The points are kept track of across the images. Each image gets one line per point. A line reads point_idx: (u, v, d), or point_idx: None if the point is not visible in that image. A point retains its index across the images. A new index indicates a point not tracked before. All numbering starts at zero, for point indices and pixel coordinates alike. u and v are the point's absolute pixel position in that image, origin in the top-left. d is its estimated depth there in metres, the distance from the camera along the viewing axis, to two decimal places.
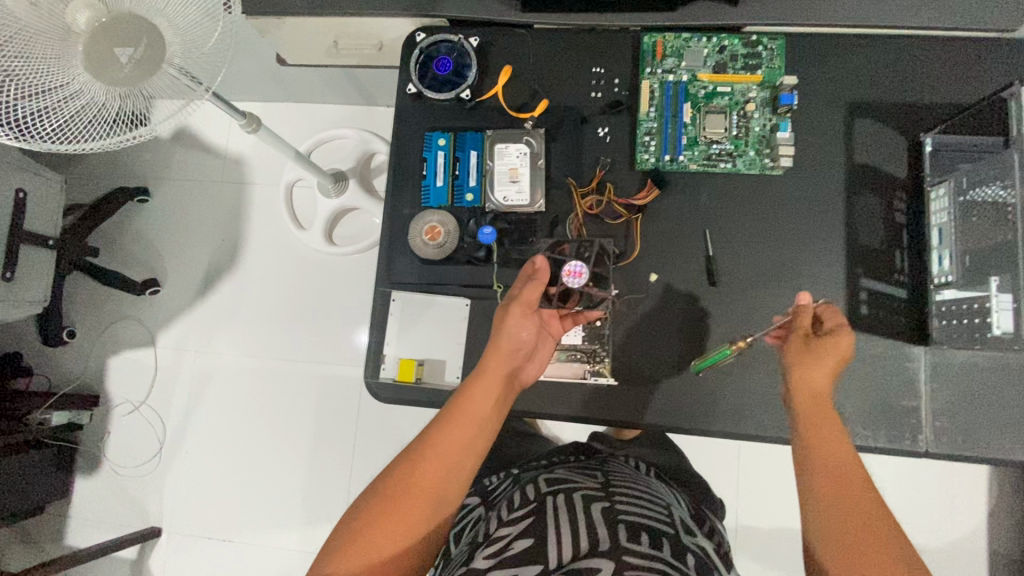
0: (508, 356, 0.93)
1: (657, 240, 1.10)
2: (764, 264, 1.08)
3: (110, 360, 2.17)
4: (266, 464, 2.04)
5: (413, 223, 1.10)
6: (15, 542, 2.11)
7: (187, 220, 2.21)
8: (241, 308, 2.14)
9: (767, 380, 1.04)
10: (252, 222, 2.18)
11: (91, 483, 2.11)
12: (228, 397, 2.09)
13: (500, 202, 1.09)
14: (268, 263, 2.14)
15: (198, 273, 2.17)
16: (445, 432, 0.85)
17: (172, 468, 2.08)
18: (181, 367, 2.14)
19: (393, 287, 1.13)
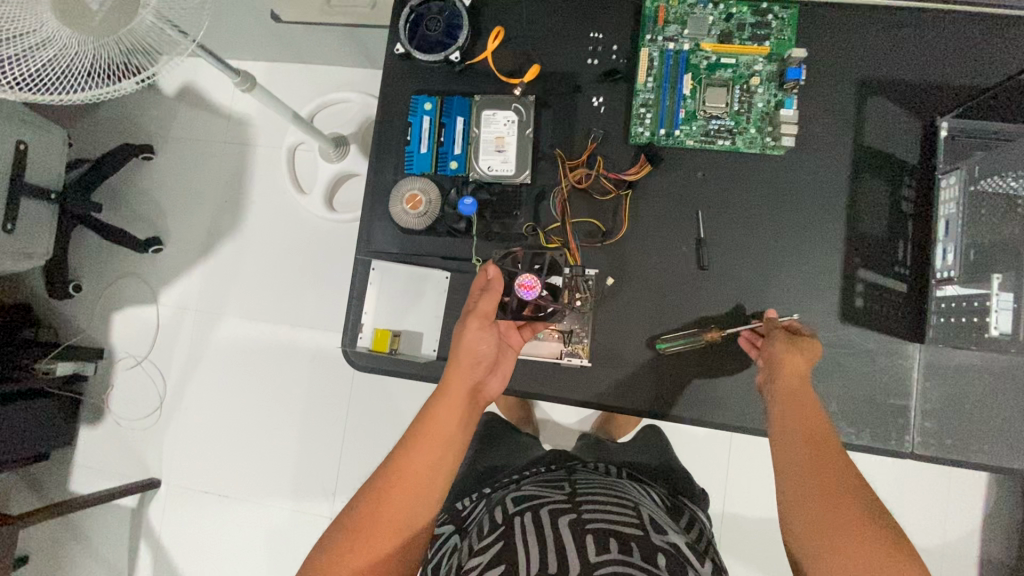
0: (470, 368, 0.91)
1: (647, 219, 1.05)
2: (758, 249, 1.03)
3: (113, 315, 2.21)
4: (261, 426, 2.07)
5: (395, 189, 1.07)
6: (22, 485, 2.19)
7: (189, 180, 2.20)
8: (241, 272, 2.14)
9: (750, 370, 1.01)
10: (253, 185, 2.16)
11: (93, 433, 2.17)
12: (225, 359, 2.12)
13: (484, 170, 1.04)
14: (267, 228, 2.14)
15: (199, 233, 2.18)
16: (409, 456, 0.83)
17: (171, 424, 2.14)
18: (181, 327, 2.17)
19: (373, 255, 1.10)
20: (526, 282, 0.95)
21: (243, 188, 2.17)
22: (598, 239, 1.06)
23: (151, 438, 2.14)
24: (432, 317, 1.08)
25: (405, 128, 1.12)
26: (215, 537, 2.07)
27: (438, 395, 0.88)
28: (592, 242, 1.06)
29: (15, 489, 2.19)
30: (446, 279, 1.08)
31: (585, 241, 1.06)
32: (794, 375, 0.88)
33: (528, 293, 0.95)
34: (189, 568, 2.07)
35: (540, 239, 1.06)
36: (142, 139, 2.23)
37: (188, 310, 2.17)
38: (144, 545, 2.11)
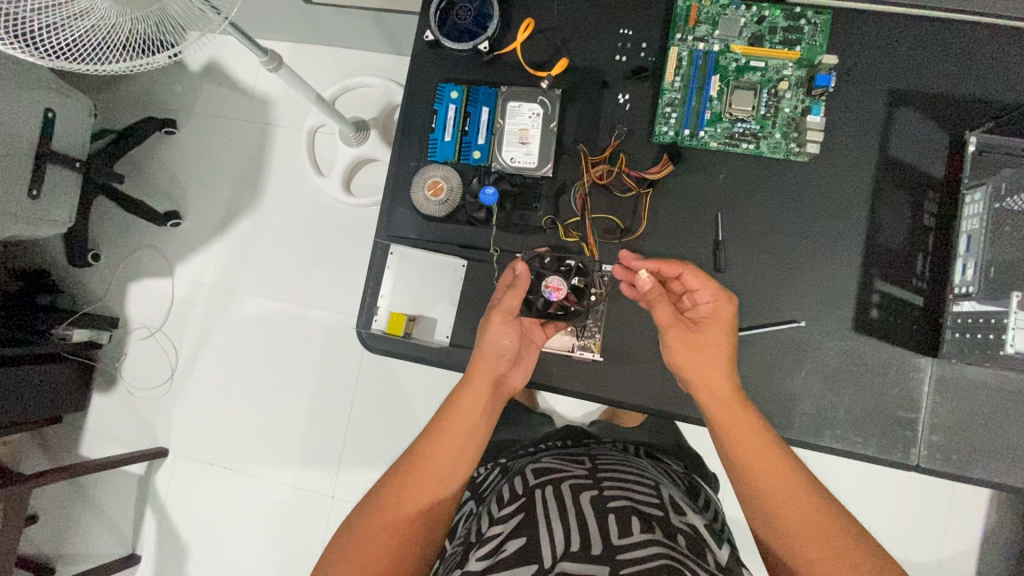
0: (494, 361, 0.93)
1: (666, 218, 1.05)
2: (776, 255, 1.03)
3: (130, 285, 2.25)
4: (269, 403, 2.10)
5: (417, 175, 1.08)
6: (34, 446, 2.25)
7: (211, 155, 2.23)
8: (258, 249, 2.17)
9: (760, 374, 1.01)
10: (273, 164, 2.18)
11: (107, 399, 2.22)
12: (238, 335, 2.15)
13: (506, 161, 1.04)
14: (286, 207, 2.16)
15: (218, 209, 2.21)
16: (432, 445, 0.86)
17: (182, 395, 2.18)
18: (196, 300, 2.20)
19: (393, 240, 1.12)
20: (554, 284, 0.97)
21: (262, 168, 2.19)
22: (616, 236, 1.06)
23: (162, 408, 2.19)
24: (447, 304, 1.09)
25: (430, 115, 1.13)
26: (220, 508, 2.11)
27: (462, 387, 0.92)
28: (610, 239, 1.06)
29: (27, 450, 2.25)
30: (463, 267, 1.09)
31: (604, 238, 1.06)
32: (701, 380, 0.90)
33: (554, 294, 0.97)
34: (194, 535, 2.12)
35: (559, 233, 1.07)
36: (166, 113, 2.26)
37: (204, 284, 2.20)
38: (150, 511, 2.16)
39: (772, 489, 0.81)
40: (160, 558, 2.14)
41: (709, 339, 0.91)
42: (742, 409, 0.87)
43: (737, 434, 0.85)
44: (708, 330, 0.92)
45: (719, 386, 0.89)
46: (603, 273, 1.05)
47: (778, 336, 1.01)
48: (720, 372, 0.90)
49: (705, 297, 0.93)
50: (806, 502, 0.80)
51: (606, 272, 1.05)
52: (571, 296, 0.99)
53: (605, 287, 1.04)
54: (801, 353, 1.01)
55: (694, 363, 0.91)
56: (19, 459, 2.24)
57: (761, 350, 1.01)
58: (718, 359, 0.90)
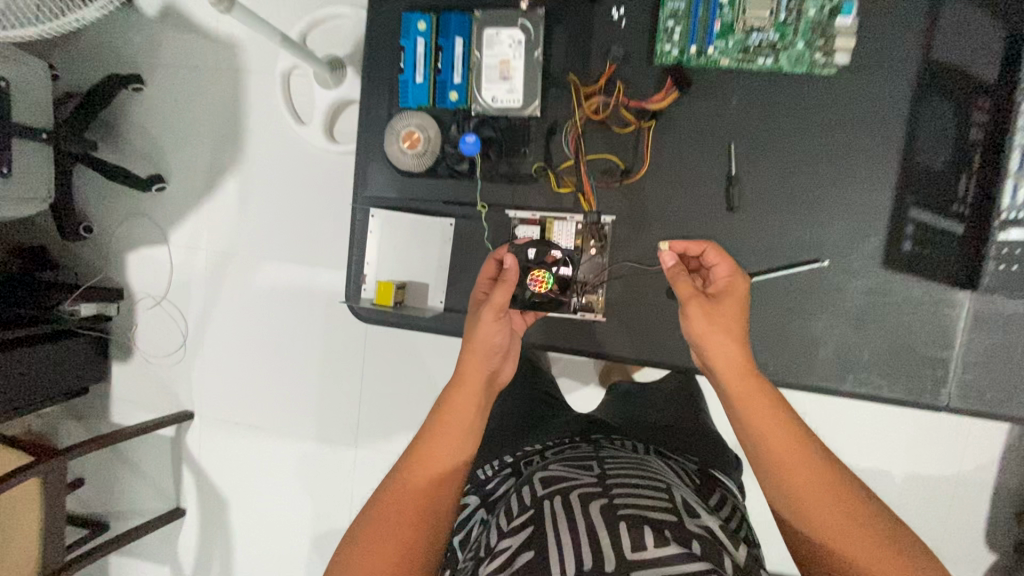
0: (485, 357, 0.87)
1: (671, 153, 0.93)
2: (796, 187, 0.92)
3: (127, 255, 2.20)
4: (282, 365, 2.11)
5: (390, 126, 0.97)
6: (66, 416, 2.33)
7: (184, 113, 2.08)
8: (247, 213, 2.08)
9: (778, 321, 0.93)
10: (251, 118, 2.04)
11: (125, 368, 2.25)
12: (243, 301, 2.12)
13: (488, 101, 0.92)
14: (271, 162, 2.03)
15: (202, 170, 2.10)
16: (429, 446, 0.81)
17: (198, 360, 2.19)
18: (196, 266, 2.15)
19: (372, 202, 1.02)
20: (537, 278, 0.90)
21: (238, 122, 2.05)
22: (615, 179, 0.95)
23: (179, 374, 2.21)
24: (437, 267, 1.02)
25: (398, 53, 0.99)
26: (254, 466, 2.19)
27: (453, 385, 0.86)
28: (610, 183, 0.95)
29: (60, 419, 2.33)
30: (451, 225, 1.00)
31: (602, 182, 0.95)
32: (722, 355, 0.79)
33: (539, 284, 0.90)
34: (229, 491, 2.22)
35: (552, 182, 0.96)
36: (130, 68, 2.09)
37: (199, 250, 2.14)
38: (186, 471, 2.25)
39: (786, 457, 0.73)
40: (202, 513, 2.26)
41: (730, 312, 0.82)
42: (756, 382, 0.78)
43: (749, 406, 0.77)
44: (725, 302, 0.83)
45: (737, 359, 0.79)
46: (602, 224, 0.95)
47: (798, 278, 0.93)
48: (735, 345, 0.79)
49: (723, 273, 0.87)
50: (824, 470, 0.72)
51: (606, 222, 0.95)
52: (553, 292, 0.91)
53: (606, 240, 0.95)
54: (825, 295, 0.92)
55: (716, 335, 0.79)
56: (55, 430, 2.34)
57: (780, 295, 0.93)
58: (734, 333, 0.80)
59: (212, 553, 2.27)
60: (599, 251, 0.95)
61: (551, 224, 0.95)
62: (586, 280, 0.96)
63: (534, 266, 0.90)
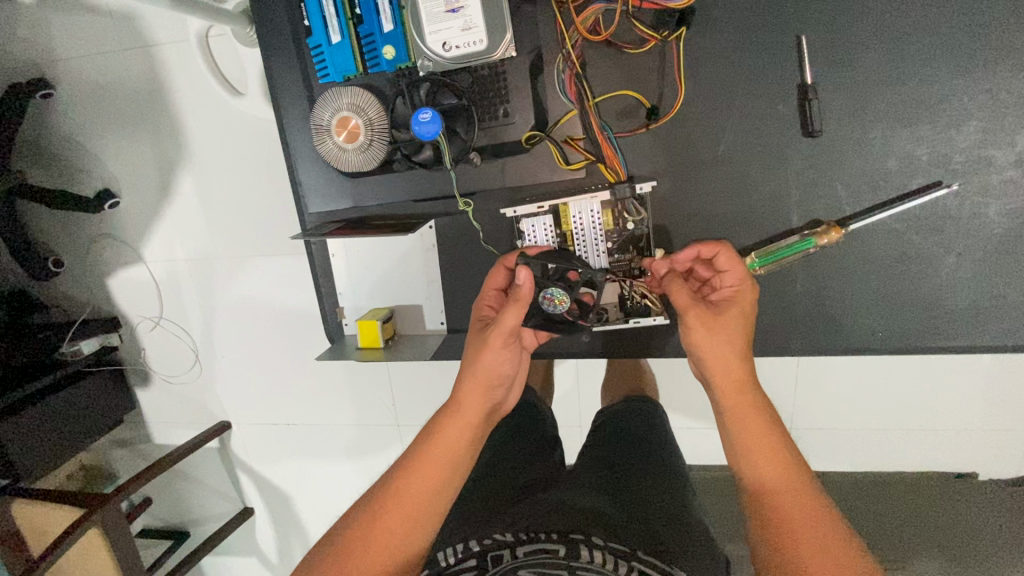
0: (486, 391, 0.67)
1: (713, 71, 0.66)
2: (905, 82, 0.63)
3: (110, 279, 1.21)
4: (335, 430, 1.24)
5: (314, 116, 0.69)
6: (115, 446, 1.39)
7: (96, 80, 1.07)
8: (213, 224, 1.11)
9: (887, 271, 0.70)
10: (177, 84, 1.05)
11: (154, 395, 1.30)
12: (240, 372, 1.23)
13: (439, 50, 0.63)
14: (222, 144, 1.06)
15: (150, 161, 1.10)
16: (410, 481, 0.62)
17: (217, 404, 1.28)
18: (185, 300, 1.19)
19: (322, 217, 0.78)
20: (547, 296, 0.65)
21: (147, 72, 1.06)
22: (640, 125, 0.68)
23: (204, 402, 1.28)
24: (426, 282, 0.80)
25: (299, 6, 0.69)
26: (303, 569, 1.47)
27: (448, 416, 0.66)
28: (633, 129, 0.68)
29: (109, 451, 1.40)
30: (431, 228, 0.77)
31: (624, 133, 0.68)
32: (722, 367, 0.61)
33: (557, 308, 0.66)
34: (293, 489, 1.35)
35: (558, 158, 0.69)
36: None
37: (179, 265, 1.16)
38: (243, 476, 1.37)
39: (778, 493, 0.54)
40: (274, 521, 1.41)
41: (735, 323, 0.62)
42: (751, 394, 0.60)
43: (742, 419, 0.58)
44: (733, 312, 0.63)
45: (735, 371, 0.61)
46: (638, 195, 0.69)
47: (912, 212, 0.67)
48: (740, 358, 0.61)
49: (729, 283, 0.66)
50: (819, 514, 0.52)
51: (645, 191, 0.68)
52: (571, 312, 0.68)
53: (646, 211, 0.70)
54: (952, 227, 0.67)
55: (720, 345, 0.61)
56: (112, 470, 1.42)
57: (887, 239, 0.68)
58: (738, 341, 0.62)
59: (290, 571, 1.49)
60: (635, 225, 0.69)
61: (568, 207, 0.69)
62: (629, 266, 0.71)
63: (545, 282, 0.65)
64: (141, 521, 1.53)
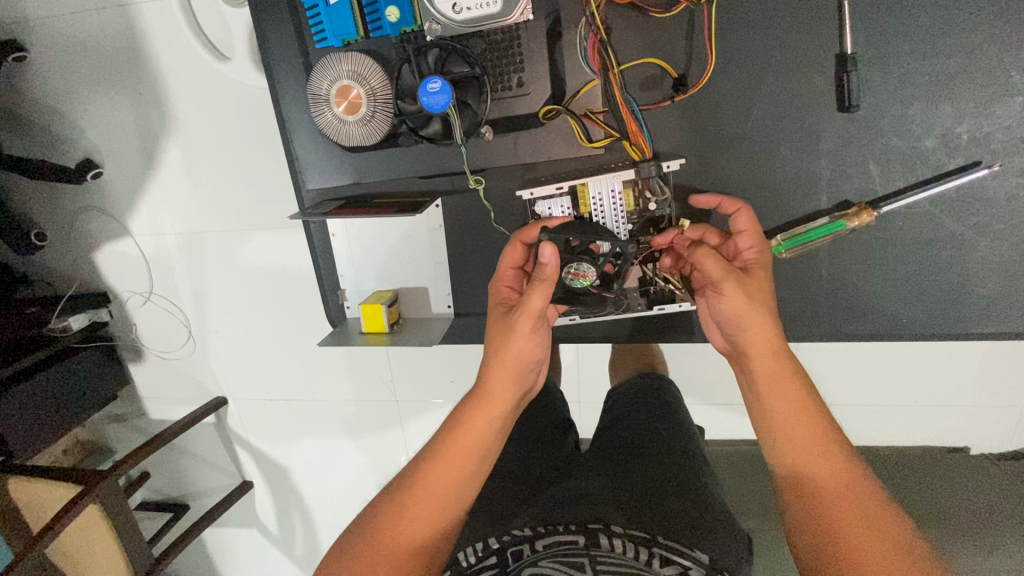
0: (515, 379, 0.64)
1: (744, 39, 0.61)
2: (952, 54, 0.59)
3: (97, 254, 1.15)
4: (339, 405, 1.21)
5: (311, 85, 0.64)
6: (110, 422, 1.36)
7: (68, 33, 0.99)
8: (202, 198, 1.06)
9: (915, 256, 0.67)
10: (156, 43, 0.97)
11: (149, 375, 1.27)
12: (234, 347, 1.19)
13: (448, 13, 0.57)
14: (207, 106, 0.99)
15: (131, 125, 1.03)
16: (434, 473, 0.60)
17: (213, 380, 1.24)
18: (176, 273, 1.13)
19: (321, 194, 0.73)
20: (580, 270, 0.61)
21: (127, 33, 0.98)
22: (665, 96, 0.63)
23: (200, 376, 1.24)
24: (432, 264, 0.77)
25: None
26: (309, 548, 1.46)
27: (474, 407, 0.63)
28: (657, 102, 0.64)
29: (104, 425, 1.37)
30: (438, 207, 0.72)
31: (648, 105, 0.64)
32: (756, 338, 0.57)
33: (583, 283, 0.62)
34: (295, 463, 1.33)
35: (580, 135, 0.64)
36: None
37: (169, 239, 1.11)
38: (244, 450, 1.35)
39: (821, 476, 0.53)
40: (277, 495, 1.40)
41: (766, 289, 0.58)
42: (787, 366, 0.57)
43: (775, 399, 0.56)
44: (760, 277, 0.59)
45: (769, 348, 0.57)
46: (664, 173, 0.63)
47: (945, 194, 0.64)
48: (774, 329, 0.57)
49: (748, 246, 0.62)
50: (859, 492, 0.51)
51: (671, 170, 0.62)
52: (595, 286, 0.63)
53: (669, 189, 0.65)
54: (987, 210, 0.64)
55: (754, 311, 0.57)
56: (109, 445, 1.39)
57: (917, 222, 0.65)
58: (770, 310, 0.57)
59: (292, 543, 1.46)
60: (659, 206, 0.65)
61: (588, 191, 0.64)
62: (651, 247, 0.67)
63: (570, 256, 0.61)
64: (140, 494, 1.51)
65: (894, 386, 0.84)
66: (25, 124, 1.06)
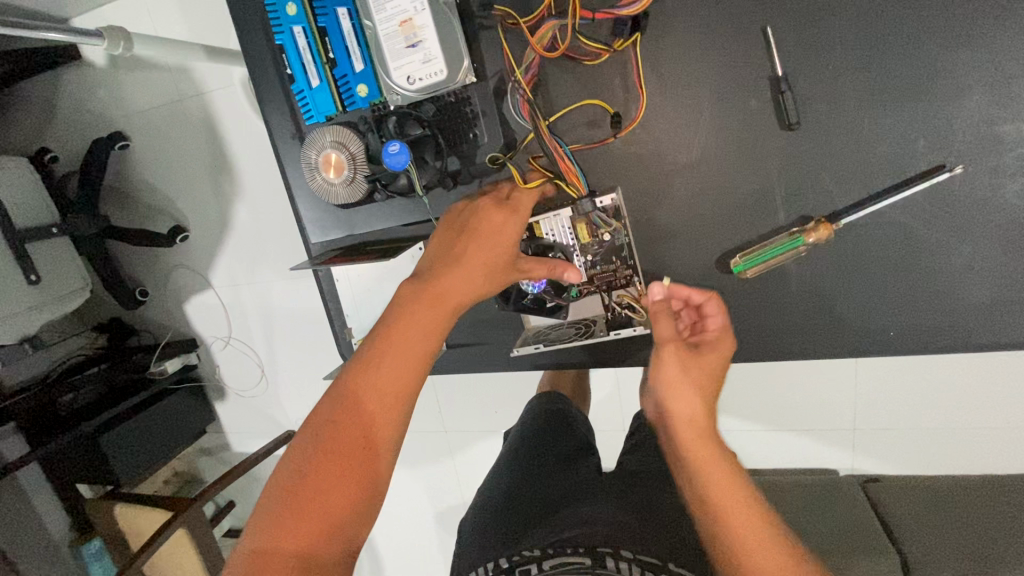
0: (435, 316, 0.58)
1: (677, 74, 0.64)
2: (895, 58, 0.58)
3: (186, 308, 1.36)
4: None
5: (305, 157, 0.74)
6: (201, 454, 1.55)
7: (152, 131, 1.24)
8: (270, 244, 1.22)
9: (892, 267, 0.64)
10: (229, 129, 1.18)
11: (228, 410, 1.43)
12: (297, 383, 1.31)
13: (403, 84, 0.67)
14: (265, 175, 1.18)
15: (205, 196, 1.24)
16: (362, 387, 0.55)
17: (280, 413, 1.37)
18: (246, 316, 1.30)
19: (326, 246, 0.84)
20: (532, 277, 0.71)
21: (195, 123, 1.20)
22: (608, 135, 0.68)
23: (271, 412, 1.38)
24: None
25: (279, 57, 0.74)
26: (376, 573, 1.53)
27: (391, 339, 0.57)
28: (601, 140, 0.68)
29: (195, 459, 1.56)
30: (420, 250, 0.80)
31: (585, 147, 0.69)
32: (688, 406, 0.57)
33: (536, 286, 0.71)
34: None
35: (514, 177, 0.71)
36: None
37: (242, 288, 1.28)
38: None
39: (725, 495, 0.53)
40: None
41: (707, 367, 0.60)
42: (717, 447, 0.56)
43: (709, 468, 0.55)
44: (709, 354, 0.61)
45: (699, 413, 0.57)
46: (603, 208, 0.68)
47: (913, 200, 0.62)
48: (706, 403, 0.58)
49: (715, 326, 0.65)
50: (776, 543, 0.50)
51: (606, 204, 0.68)
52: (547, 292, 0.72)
53: (620, 221, 0.68)
54: (966, 213, 0.61)
55: (688, 385, 0.58)
56: (198, 475, 1.58)
57: (888, 231, 0.63)
58: (707, 384, 0.59)
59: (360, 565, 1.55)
60: (614, 234, 0.69)
61: (539, 227, 0.70)
62: (614, 276, 0.71)
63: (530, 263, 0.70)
64: (228, 522, 1.67)
65: (904, 410, 0.95)
66: (124, 203, 1.30)
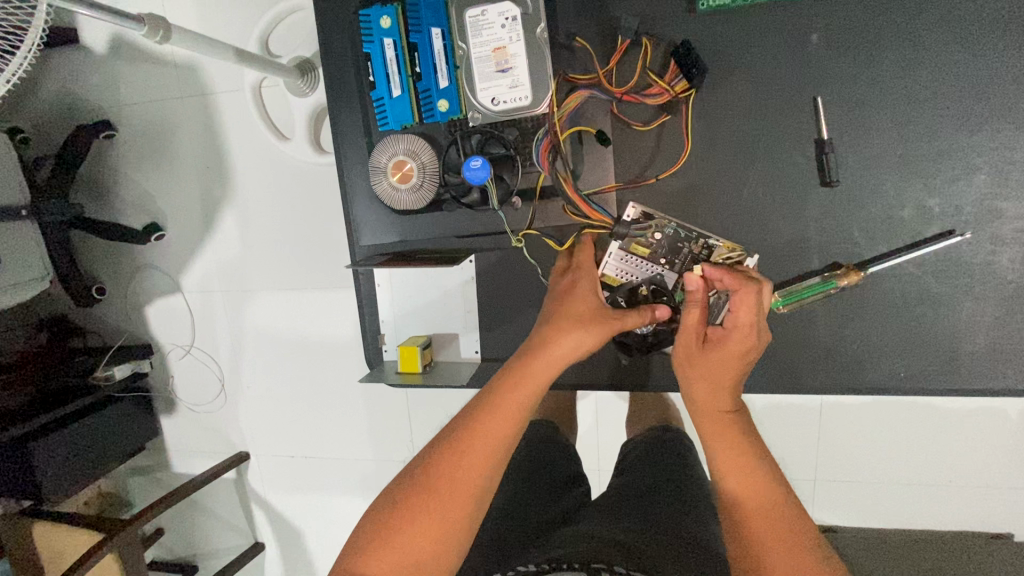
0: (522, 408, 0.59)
1: (734, 126, 0.73)
2: (920, 136, 0.69)
3: (148, 309, 1.27)
4: (359, 461, 1.23)
5: (374, 159, 0.77)
6: (134, 473, 1.41)
7: (161, 120, 1.18)
8: (252, 259, 1.18)
9: (904, 314, 0.73)
10: (235, 135, 1.15)
11: (177, 423, 1.33)
12: (268, 398, 1.25)
13: (487, 104, 0.72)
14: (267, 184, 1.14)
15: (201, 196, 1.19)
16: (445, 467, 0.55)
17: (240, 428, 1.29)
18: (216, 325, 1.23)
19: (372, 250, 0.85)
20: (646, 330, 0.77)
21: (206, 120, 1.16)
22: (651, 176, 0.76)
23: (228, 430, 1.30)
24: (464, 312, 0.85)
25: (364, 64, 0.78)
26: None
27: (479, 417, 0.58)
28: (644, 180, 0.76)
29: (126, 478, 1.42)
30: (472, 262, 0.83)
31: (625, 185, 0.76)
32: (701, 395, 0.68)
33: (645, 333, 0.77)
34: (309, 523, 1.32)
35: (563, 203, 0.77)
36: None
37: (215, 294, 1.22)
38: (258, 508, 1.35)
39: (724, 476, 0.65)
40: (286, 553, 1.38)
41: (721, 360, 0.66)
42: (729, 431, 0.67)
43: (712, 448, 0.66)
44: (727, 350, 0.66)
45: (709, 402, 0.67)
46: (636, 215, 0.75)
47: (927, 257, 0.71)
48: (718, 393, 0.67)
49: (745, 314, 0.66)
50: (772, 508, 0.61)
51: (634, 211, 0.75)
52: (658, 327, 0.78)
53: (653, 218, 0.74)
54: (969, 272, 0.71)
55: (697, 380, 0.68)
56: (127, 496, 1.44)
57: (904, 283, 0.72)
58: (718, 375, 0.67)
59: None
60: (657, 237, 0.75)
61: (612, 277, 0.77)
62: (694, 256, 0.75)
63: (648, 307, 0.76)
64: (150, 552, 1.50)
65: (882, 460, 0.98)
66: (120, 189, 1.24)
